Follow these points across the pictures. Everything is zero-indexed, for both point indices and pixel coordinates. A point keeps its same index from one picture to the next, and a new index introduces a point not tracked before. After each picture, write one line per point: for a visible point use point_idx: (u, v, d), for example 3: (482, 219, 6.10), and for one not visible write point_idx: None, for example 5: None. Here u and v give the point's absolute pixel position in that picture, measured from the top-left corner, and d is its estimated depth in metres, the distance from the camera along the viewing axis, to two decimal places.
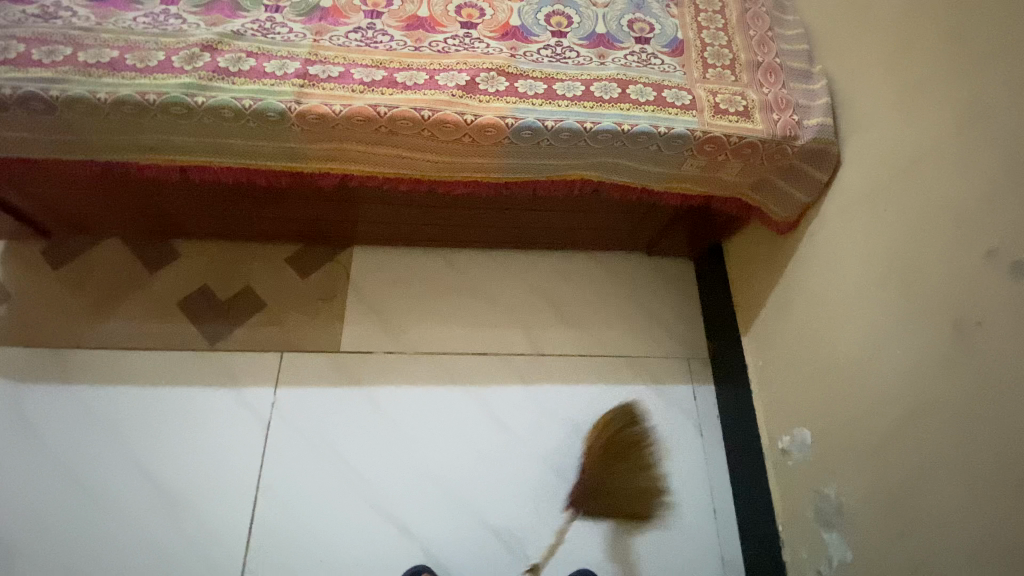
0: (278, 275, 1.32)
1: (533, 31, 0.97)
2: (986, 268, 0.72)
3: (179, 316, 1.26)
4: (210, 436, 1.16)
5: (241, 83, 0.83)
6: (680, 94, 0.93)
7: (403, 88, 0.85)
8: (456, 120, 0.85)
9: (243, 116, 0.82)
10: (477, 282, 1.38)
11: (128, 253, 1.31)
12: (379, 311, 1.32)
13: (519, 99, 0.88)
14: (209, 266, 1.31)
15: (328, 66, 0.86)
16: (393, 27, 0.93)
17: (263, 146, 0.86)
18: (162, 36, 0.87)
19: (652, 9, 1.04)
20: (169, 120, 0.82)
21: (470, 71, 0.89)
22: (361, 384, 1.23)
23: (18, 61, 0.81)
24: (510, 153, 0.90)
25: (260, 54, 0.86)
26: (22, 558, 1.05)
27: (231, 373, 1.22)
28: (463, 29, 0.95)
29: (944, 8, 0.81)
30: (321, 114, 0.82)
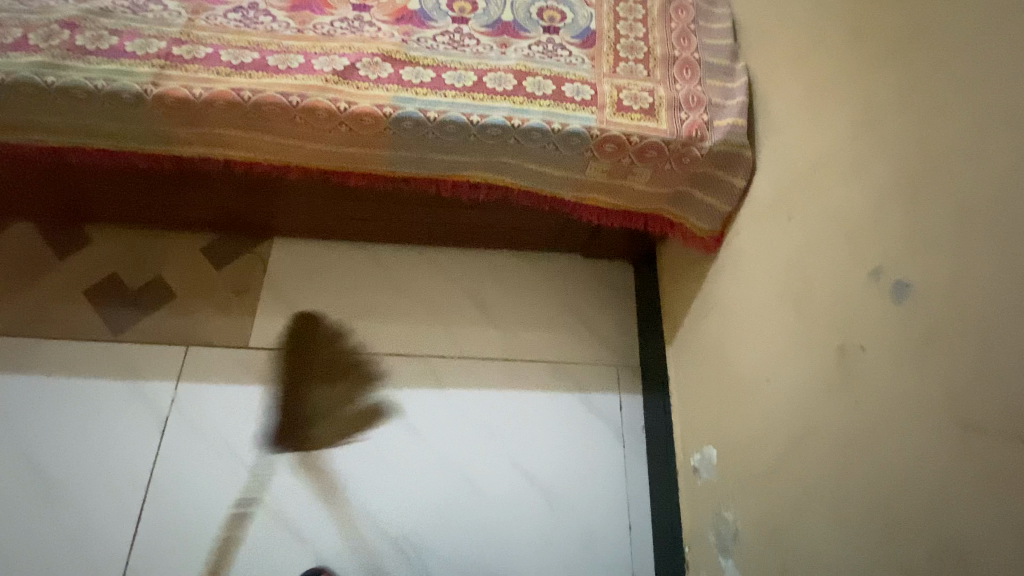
0: (191, 266, 1.27)
1: (431, 16, 0.91)
2: (870, 288, 0.65)
3: (83, 305, 1.21)
4: (103, 429, 1.12)
5: (96, 63, 0.77)
6: (581, 88, 0.87)
7: (274, 72, 0.80)
8: (329, 108, 0.79)
9: (95, 97, 0.76)
10: (401, 280, 1.33)
11: (37, 238, 1.26)
12: (295, 306, 1.26)
13: (401, 88, 0.82)
14: (121, 254, 1.26)
15: (196, 46, 0.81)
16: (277, 7, 0.87)
17: (124, 130, 0.80)
18: (21, 11, 0.81)
19: None
20: (18, 99, 0.76)
21: (352, 56, 0.83)
22: (266, 381, 1.19)
23: None
24: (394, 146, 0.83)
25: (124, 32, 0.80)
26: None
27: (131, 365, 1.17)
28: (355, 12, 0.89)
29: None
30: (179, 97, 0.77)
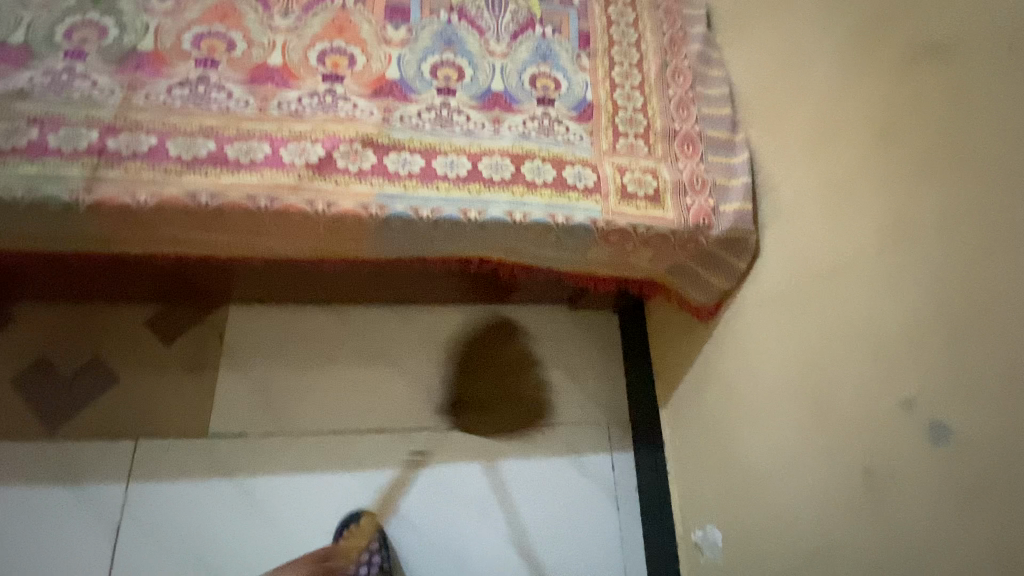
0: (136, 343, 1.12)
1: (414, 87, 0.80)
2: (903, 419, 0.64)
3: (11, 395, 1.06)
4: (41, 541, 0.98)
5: (13, 164, 0.64)
6: (583, 173, 0.80)
7: (236, 167, 0.67)
8: (305, 212, 0.68)
9: (14, 206, 0.63)
10: (377, 342, 1.22)
11: None
12: (259, 385, 1.14)
13: (388, 181, 0.72)
14: (53, 331, 1.10)
15: (136, 135, 0.67)
16: (232, 79, 0.74)
17: (55, 236, 0.67)
18: None
19: (560, 61, 0.89)
20: None
21: (328, 142, 0.72)
22: (229, 469, 1.08)
23: None
24: (379, 244, 0.74)
25: (46, 121, 0.67)
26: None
27: (74, 466, 1.04)
28: (326, 84, 0.77)
29: (877, 97, 0.71)
30: (121, 205, 0.64)
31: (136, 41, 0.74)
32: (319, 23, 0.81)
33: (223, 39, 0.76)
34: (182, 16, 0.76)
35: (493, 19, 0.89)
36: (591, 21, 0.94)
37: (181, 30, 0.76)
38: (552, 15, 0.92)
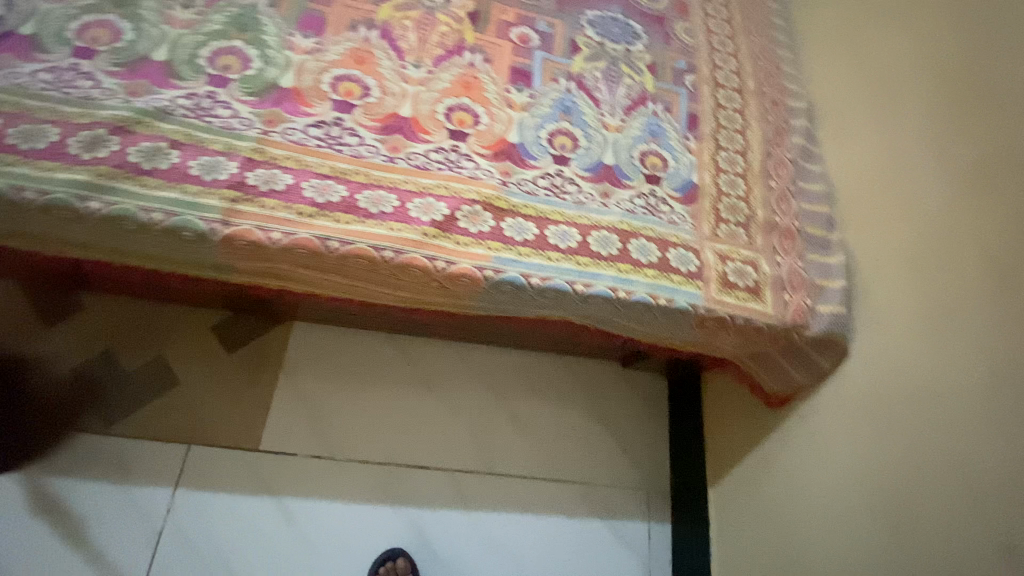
0: (199, 349, 1.12)
1: (532, 153, 0.82)
2: (999, 562, 0.65)
3: (72, 385, 1.06)
4: (82, 540, 0.98)
5: (154, 187, 0.64)
6: (687, 258, 0.80)
7: (365, 216, 0.69)
8: (424, 267, 0.70)
9: (148, 230, 0.63)
10: (431, 378, 1.19)
11: (20, 299, 1.08)
12: (311, 406, 1.13)
13: (503, 245, 0.74)
14: (120, 327, 1.11)
15: (273, 172, 0.68)
16: (366, 126, 0.76)
17: (177, 258, 0.68)
18: (62, 104, 0.67)
19: (669, 140, 0.90)
20: (51, 220, 0.63)
21: (450, 200, 0.74)
22: (272, 488, 1.07)
23: None
24: (484, 302, 0.75)
25: (187, 146, 0.66)
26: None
27: (124, 464, 1.03)
28: (451, 140, 0.79)
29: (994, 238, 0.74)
30: (253, 240, 0.64)
31: (277, 76, 0.75)
32: (447, 78, 0.84)
33: (359, 84, 0.78)
34: (323, 56, 0.78)
35: (609, 91, 0.91)
36: (700, 104, 0.96)
37: (322, 70, 0.77)
38: (664, 93, 0.95)
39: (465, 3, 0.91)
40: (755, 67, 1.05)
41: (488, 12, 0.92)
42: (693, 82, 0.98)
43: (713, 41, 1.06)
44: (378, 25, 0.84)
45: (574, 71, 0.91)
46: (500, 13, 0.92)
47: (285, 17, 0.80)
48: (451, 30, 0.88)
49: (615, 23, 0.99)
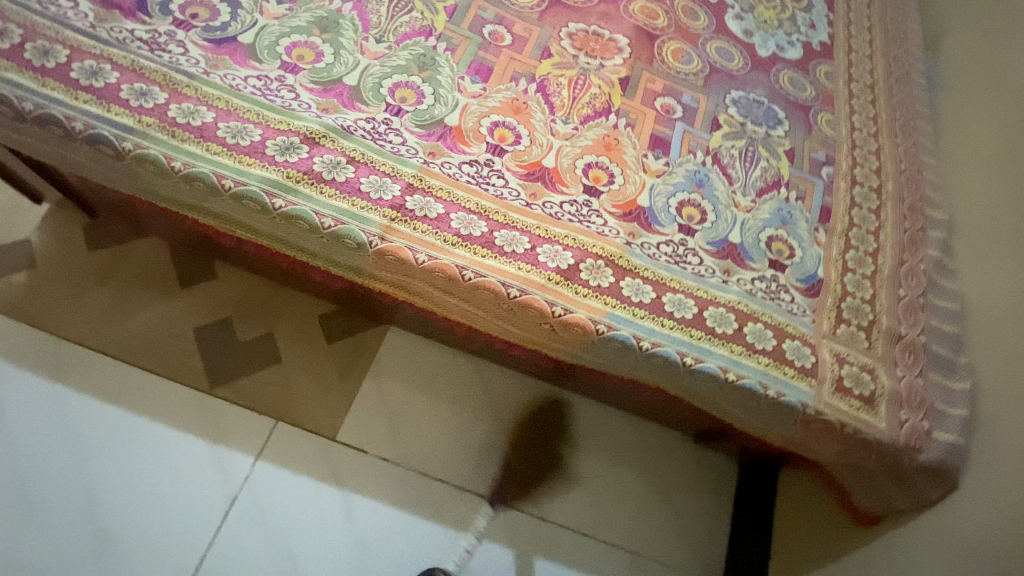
0: (304, 334, 1.22)
1: (659, 219, 0.84)
2: None
3: (191, 342, 1.17)
4: (169, 487, 1.06)
5: (329, 195, 0.72)
6: (803, 353, 0.79)
7: (499, 253, 0.75)
8: (543, 309, 0.74)
9: (316, 232, 0.72)
10: (501, 408, 1.22)
11: (167, 257, 1.22)
12: (389, 409, 1.18)
13: (622, 303, 0.76)
14: (242, 300, 1.22)
15: (427, 200, 0.76)
16: (511, 170, 0.82)
17: (331, 257, 0.76)
18: (267, 109, 0.76)
19: (798, 229, 0.89)
20: (239, 207, 0.73)
21: (577, 251, 0.78)
22: (338, 480, 1.12)
23: (106, 95, 0.73)
24: (591, 351, 0.78)
25: (361, 164, 0.75)
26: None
27: (218, 425, 1.12)
28: (586, 195, 0.83)
29: None
30: (401, 257, 0.72)
31: (444, 114, 0.83)
32: (591, 136, 0.88)
33: (512, 131, 0.85)
34: (485, 101, 0.86)
35: (743, 171, 0.92)
36: (834, 198, 0.95)
37: (482, 114, 0.85)
38: (799, 182, 0.94)
39: (619, 68, 0.96)
40: (896, 170, 1.03)
41: (638, 80, 0.96)
42: (830, 174, 0.97)
43: (855, 137, 1.04)
44: (536, 79, 0.91)
45: (711, 147, 0.93)
46: (649, 82, 0.97)
47: (458, 61, 0.88)
48: (602, 92, 0.93)
49: (759, 105, 1.00)
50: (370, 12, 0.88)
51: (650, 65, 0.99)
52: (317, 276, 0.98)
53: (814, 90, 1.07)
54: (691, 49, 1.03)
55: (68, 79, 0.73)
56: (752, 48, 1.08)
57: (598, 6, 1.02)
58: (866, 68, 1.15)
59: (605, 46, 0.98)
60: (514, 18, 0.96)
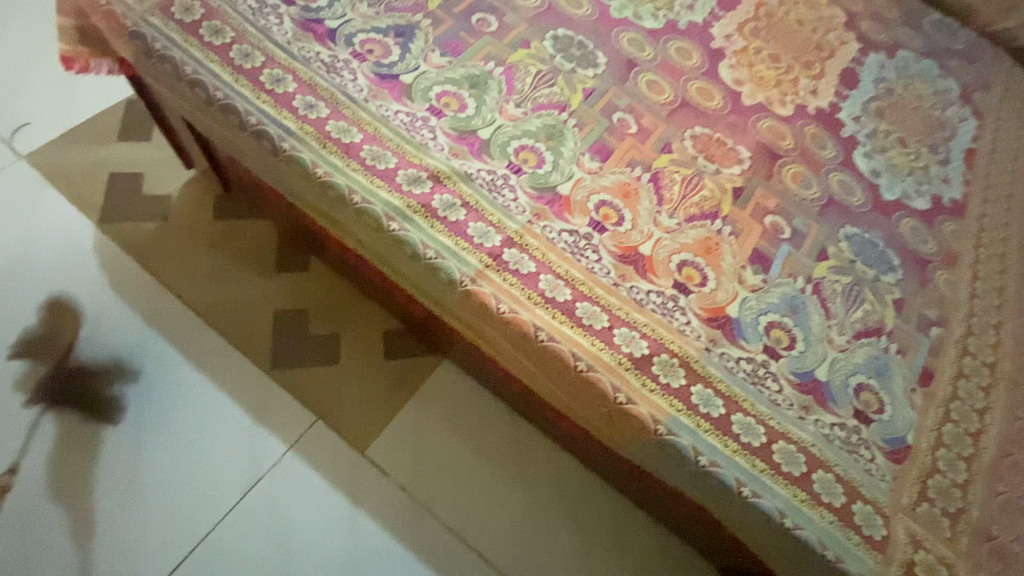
0: (366, 344, 1.26)
1: (745, 333, 0.82)
2: None
3: (268, 322, 1.25)
4: (204, 455, 1.11)
5: (437, 231, 0.78)
6: (872, 521, 0.72)
7: (576, 324, 0.76)
8: (606, 392, 0.73)
9: (417, 260, 0.77)
10: (526, 475, 1.19)
11: (272, 241, 1.33)
12: (421, 441, 1.18)
13: (688, 409, 0.74)
14: (323, 297, 1.29)
15: (522, 256, 0.79)
16: (608, 248, 0.84)
17: (421, 284, 0.81)
18: (406, 142, 0.84)
19: (893, 384, 0.83)
20: (358, 221, 0.80)
21: (654, 344, 0.77)
22: (354, 495, 1.12)
23: (281, 100, 0.84)
24: (643, 448, 0.75)
25: (472, 209, 0.80)
26: None
27: (266, 406, 1.17)
28: (675, 290, 0.83)
29: None
30: (484, 302, 0.75)
31: (559, 182, 0.87)
32: (693, 235, 0.89)
33: (617, 212, 0.88)
34: (599, 179, 0.90)
35: (844, 308, 0.88)
36: (939, 362, 0.88)
37: (594, 190, 0.88)
38: (903, 335, 0.89)
39: (735, 177, 0.98)
40: (1014, 352, 0.95)
41: (752, 192, 0.97)
42: (939, 336, 0.91)
43: (974, 303, 0.98)
44: (652, 169, 0.94)
45: (814, 275, 0.90)
46: (762, 197, 0.97)
47: (584, 138, 0.94)
48: (713, 196, 0.94)
49: (873, 247, 0.97)
50: (517, 80, 0.96)
51: (767, 181, 0.99)
52: (398, 295, 1.03)
53: (937, 245, 1.02)
54: (812, 175, 1.02)
55: (257, 81, 0.85)
56: (877, 188, 1.05)
57: (728, 116, 1.05)
58: (998, 235, 1.09)
59: (726, 153, 1.00)
60: (644, 110, 1.01)
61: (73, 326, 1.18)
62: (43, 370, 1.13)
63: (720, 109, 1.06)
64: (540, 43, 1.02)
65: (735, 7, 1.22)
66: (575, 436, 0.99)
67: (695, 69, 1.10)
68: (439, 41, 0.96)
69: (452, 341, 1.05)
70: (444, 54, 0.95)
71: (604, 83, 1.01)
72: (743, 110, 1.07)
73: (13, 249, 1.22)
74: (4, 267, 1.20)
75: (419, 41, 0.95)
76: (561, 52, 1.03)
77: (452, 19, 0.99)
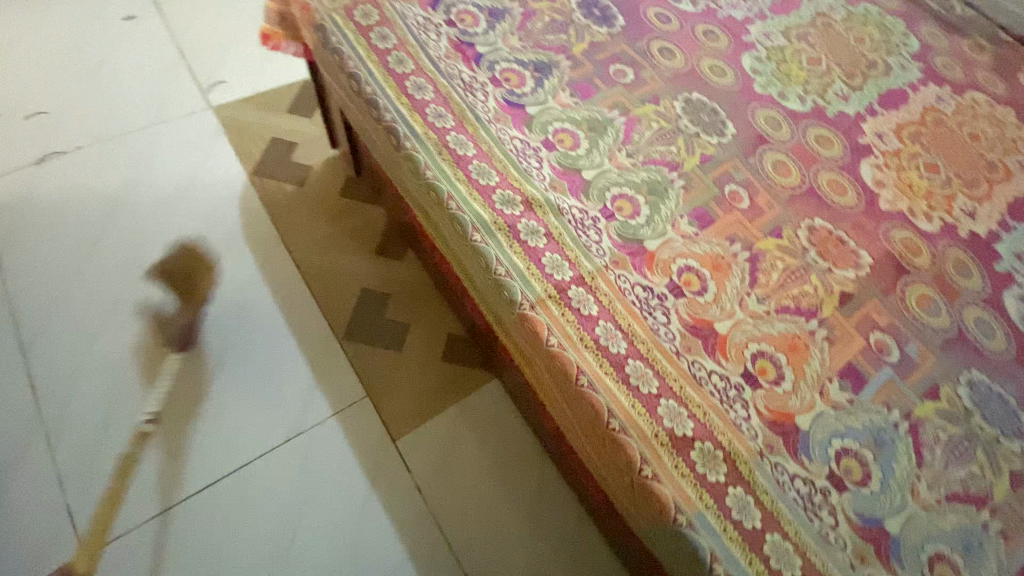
0: (430, 342, 1.31)
1: (808, 450, 0.73)
2: None
3: (353, 296, 1.35)
4: (266, 394, 1.22)
5: (513, 252, 0.80)
6: None
7: (623, 380, 0.73)
8: (632, 459, 0.69)
9: (488, 273, 0.80)
10: (538, 521, 1.14)
11: (381, 227, 1.46)
12: (450, 450, 1.20)
13: (717, 508, 0.67)
14: (406, 288, 1.38)
15: (588, 298, 0.79)
16: (681, 316, 0.80)
17: (486, 297, 0.83)
18: (513, 165, 0.88)
19: (982, 568, 0.69)
20: (447, 224, 0.85)
21: (700, 427, 0.72)
22: (373, 479, 1.15)
23: (416, 104, 0.93)
24: (657, 532, 0.70)
25: (554, 241, 0.82)
26: (115, 332, 1.25)
27: (326, 370, 1.26)
28: (740, 379, 0.77)
29: None
30: (537, 331, 0.76)
31: (648, 238, 0.86)
32: (778, 328, 0.82)
33: (700, 282, 0.84)
34: (692, 245, 0.87)
35: (943, 462, 0.75)
36: None
37: (682, 254, 0.86)
38: (1015, 516, 0.73)
39: (846, 281, 0.89)
40: None
41: (862, 302, 0.87)
42: None
43: None
44: (753, 250, 0.89)
45: (915, 412, 0.78)
46: (873, 310, 0.87)
47: (688, 202, 0.91)
48: (814, 294, 0.87)
49: (1002, 403, 0.82)
50: (636, 132, 0.97)
51: (884, 295, 0.89)
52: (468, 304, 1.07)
53: None
54: (941, 302, 0.90)
55: (402, 85, 0.95)
56: None
57: (856, 216, 0.97)
58: None
59: (843, 254, 0.92)
60: (762, 189, 0.96)
61: (205, 252, 1.37)
62: (173, 281, 1.32)
63: (849, 207, 0.98)
64: (671, 103, 1.03)
65: (897, 107, 1.13)
66: (597, 496, 0.95)
67: (832, 160, 1.03)
68: (573, 82, 1.01)
69: (505, 363, 1.06)
70: (573, 94, 0.99)
71: (726, 153, 0.99)
72: (877, 215, 0.98)
73: (184, 179, 1.46)
74: (174, 191, 1.44)
75: (554, 78, 1.00)
76: (690, 115, 1.02)
77: (591, 65, 1.04)
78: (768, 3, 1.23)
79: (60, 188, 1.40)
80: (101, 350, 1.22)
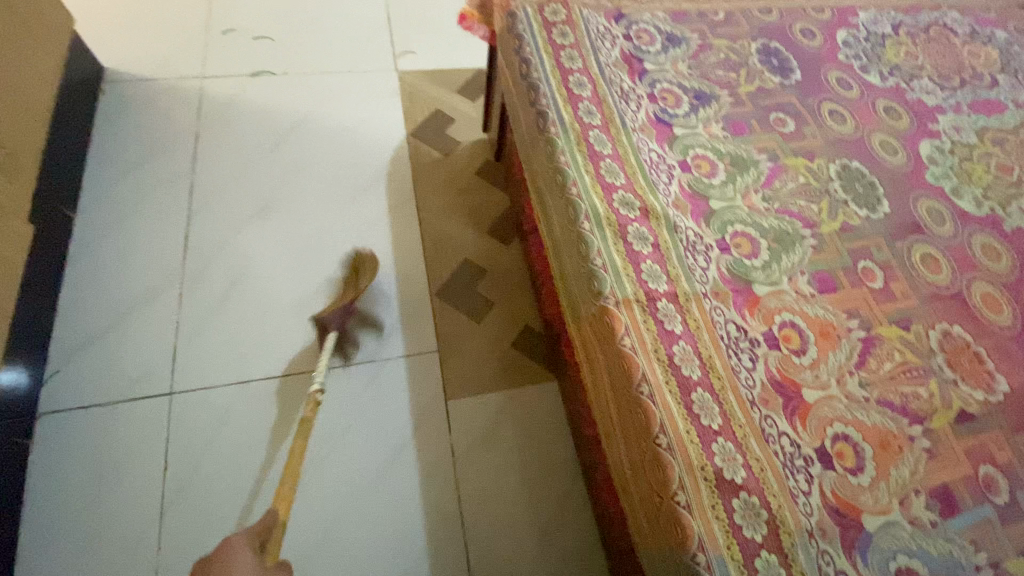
0: (508, 326, 1.36)
1: (866, 553, 0.66)
2: None
3: (455, 262, 1.44)
4: (354, 318, 1.33)
5: (616, 250, 0.82)
6: None
7: (685, 404, 0.72)
8: (669, 480, 0.67)
9: (585, 261, 0.82)
10: (551, 526, 1.14)
11: (500, 211, 1.54)
12: (493, 429, 1.22)
13: (741, 563, 0.63)
14: (504, 271, 1.44)
15: (676, 316, 0.78)
16: (768, 367, 0.77)
17: (575, 284, 0.85)
18: (644, 175, 0.90)
19: None
20: (562, 208, 0.89)
21: (751, 480, 0.68)
22: (416, 426, 1.21)
23: (572, 98, 0.99)
24: (670, 563, 0.67)
25: (659, 252, 0.82)
26: (258, 224, 1.44)
27: (410, 316, 1.35)
28: (811, 451, 0.71)
29: None
30: (614, 327, 0.76)
31: (758, 281, 0.83)
32: (873, 418, 0.75)
33: (800, 343, 0.79)
34: (803, 304, 0.82)
35: None
36: None
37: (789, 309, 0.81)
38: None
39: (971, 400, 0.79)
40: None
41: (983, 429, 0.77)
42: None
43: None
44: (869, 331, 0.82)
45: (1008, 566, 0.68)
46: (994, 442, 0.76)
47: (812, 261, 0.87)
48: (927, 399, 0.78)
49: None
50: (778, 180, 0.95)
51: (1013, 431, 0.77)
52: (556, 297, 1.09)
53: None
54: None
55: (564, 78, 1.01)
56: None
57: (1006, 338, 0.85)
58: None
59: (977, 371, 0.82)
60: (900, 275, 0.89)
61: (349, 185, 1.54)
62: (316, 199, 1.50)
63: (1000, 326, 0.86)
64: (825, 164, 0.98)
65: None
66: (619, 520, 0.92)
67: (995, 273, 0.92)
68: (728, 117, 1.01)
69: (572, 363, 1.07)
70: (725, 129, 0.99)
71: (870, 229, 0.93)
72: None
73: (354, 121, 1.66)
74: (343, 127, 1.64)
75: (710, 110, 1.01)
76: (842, 182, 0.97)
77: (752, 108, 1.03)
78: (968, 98, 1.14)
79: (260, 99, 1.65)
80: (242, 235, 1.41)
